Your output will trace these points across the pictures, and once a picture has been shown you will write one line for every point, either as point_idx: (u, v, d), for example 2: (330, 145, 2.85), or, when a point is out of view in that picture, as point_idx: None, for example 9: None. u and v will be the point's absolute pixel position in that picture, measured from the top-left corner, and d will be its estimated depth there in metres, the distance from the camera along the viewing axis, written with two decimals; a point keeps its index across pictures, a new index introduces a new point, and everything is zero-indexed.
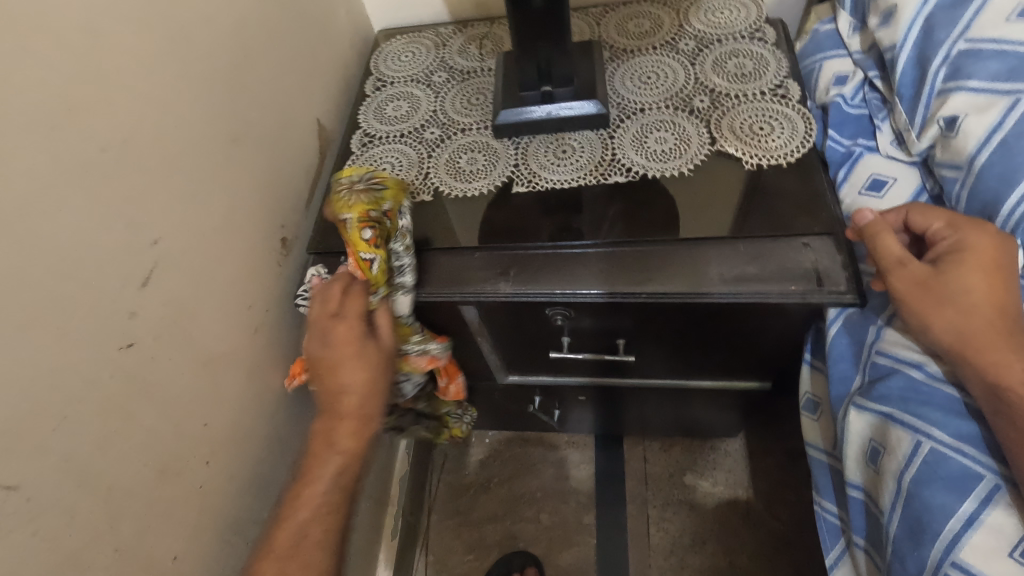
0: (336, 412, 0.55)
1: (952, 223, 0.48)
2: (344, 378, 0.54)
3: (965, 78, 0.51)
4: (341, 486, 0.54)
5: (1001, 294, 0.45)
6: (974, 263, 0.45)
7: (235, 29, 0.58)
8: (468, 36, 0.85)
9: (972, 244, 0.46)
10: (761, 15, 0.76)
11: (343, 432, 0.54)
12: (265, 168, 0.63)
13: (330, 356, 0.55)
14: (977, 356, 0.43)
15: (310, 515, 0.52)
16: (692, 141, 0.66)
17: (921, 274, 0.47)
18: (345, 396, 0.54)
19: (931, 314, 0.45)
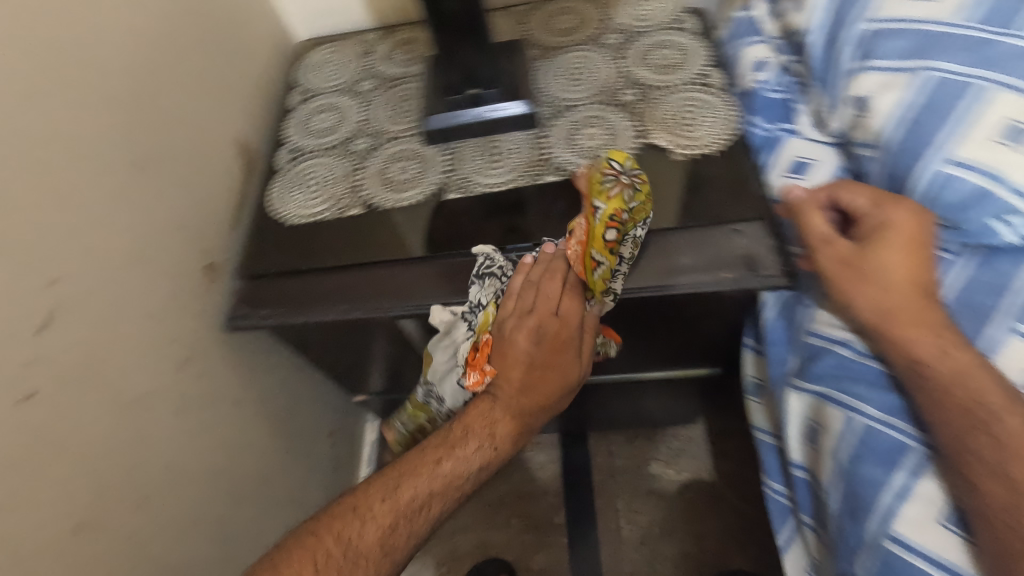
0: (508, 408, 0.54)
1: (876, 199, 0.48)
2: (520, 380, 0.53)
3: (872, 58, 0.52)
4: (446, 476, 0.52)
5: (920, 269, 0.45)
6: (896, 240, 0.46)
7: (134, 50, 0.56)
8: (393, 41, 0.83)
9: (895, 221, 0.46)
10: (681, 5, 0.77)
11: (471, 448, 0.53)
12: (179, 193, 0.60)
13: (520, 356, 0.53)
14: (897, 330, 0.44)
15: (439, 488, 0.52)
16: (621, 135, 0.66)
17: (847, 251, 0.47)
18: (529, 397, 0.54)
19: (854, 291, 0.46)
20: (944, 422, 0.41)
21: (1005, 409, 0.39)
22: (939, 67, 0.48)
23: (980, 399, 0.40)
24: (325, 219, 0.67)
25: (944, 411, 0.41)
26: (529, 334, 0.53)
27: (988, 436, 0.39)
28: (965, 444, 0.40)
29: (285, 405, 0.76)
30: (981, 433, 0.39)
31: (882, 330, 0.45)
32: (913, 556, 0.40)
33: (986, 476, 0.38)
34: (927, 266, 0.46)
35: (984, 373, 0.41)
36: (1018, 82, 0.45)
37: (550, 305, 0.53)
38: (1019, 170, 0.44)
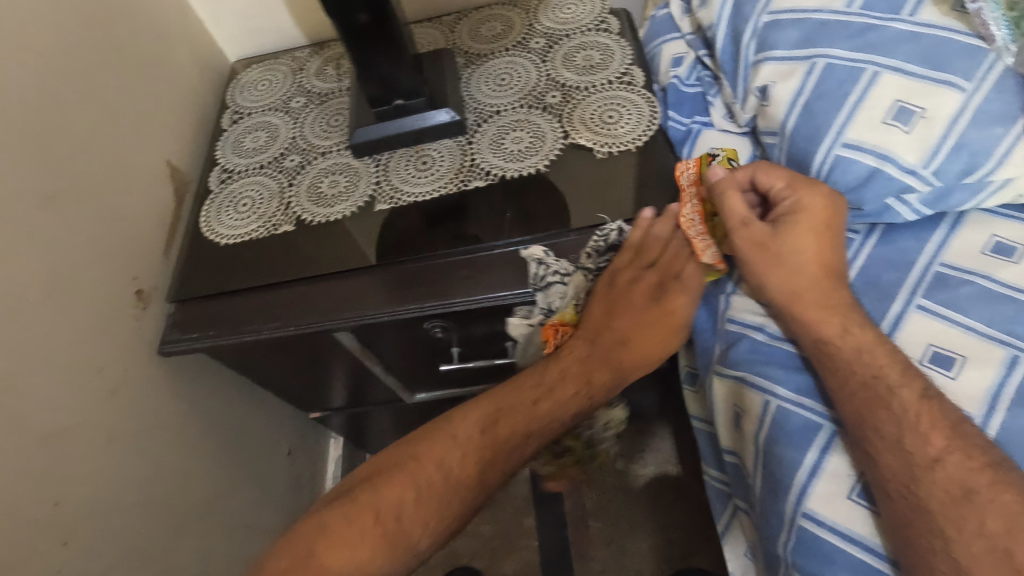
0: (604, 357, 0.55)
1: (791, 183, 0.48)
2: (630, 335, 0.55)
3: (770, 48, 0.53)
4: (545, 415, 0.52)
5: (828, 253, 0.47)
6: (807, 225, 0.46)
7: (42, 80, 0.55)
8: (324, 57, 0.83)
9: (808, 206, 0.46)
10: (605, 6, 0.78)
11: (564, 388, 0.53)
12: (102, 222, 0.59)
13: (640, 315, 0.55)
14: (804, 312, 0.46)
15: (533, 427, 0.51)
16: (547, 137, 0.66)
17: (762, 233, 0.47)
18: (623, 347, 0.55)
19: (767, 274, 0.47)
20: (844, 399, 0.42)
21: (898, 384, 0.41)
22: (829, 53, 0.50)
23: (879, 373, 0.42)
24: (257, 238, 0.67)
25: (846, 389, 0.43)
26: (647, 287, 0.55)
27: (886, 410, 0.41)
28: (865, 420, 0.41)
29: (233, 427, 0.75)
30: (879, 408, 0.41)
31: (789, 313, 0.46)
32: (827, 531, 0.42)
33: (885, 449, 0.40)
34: (837, 247, 0.47)
35: (882, 349, 0.43)
36: (900, 65, 0.47)
37: (663, 269, 0.56)
38: (905, 148, 0.47)
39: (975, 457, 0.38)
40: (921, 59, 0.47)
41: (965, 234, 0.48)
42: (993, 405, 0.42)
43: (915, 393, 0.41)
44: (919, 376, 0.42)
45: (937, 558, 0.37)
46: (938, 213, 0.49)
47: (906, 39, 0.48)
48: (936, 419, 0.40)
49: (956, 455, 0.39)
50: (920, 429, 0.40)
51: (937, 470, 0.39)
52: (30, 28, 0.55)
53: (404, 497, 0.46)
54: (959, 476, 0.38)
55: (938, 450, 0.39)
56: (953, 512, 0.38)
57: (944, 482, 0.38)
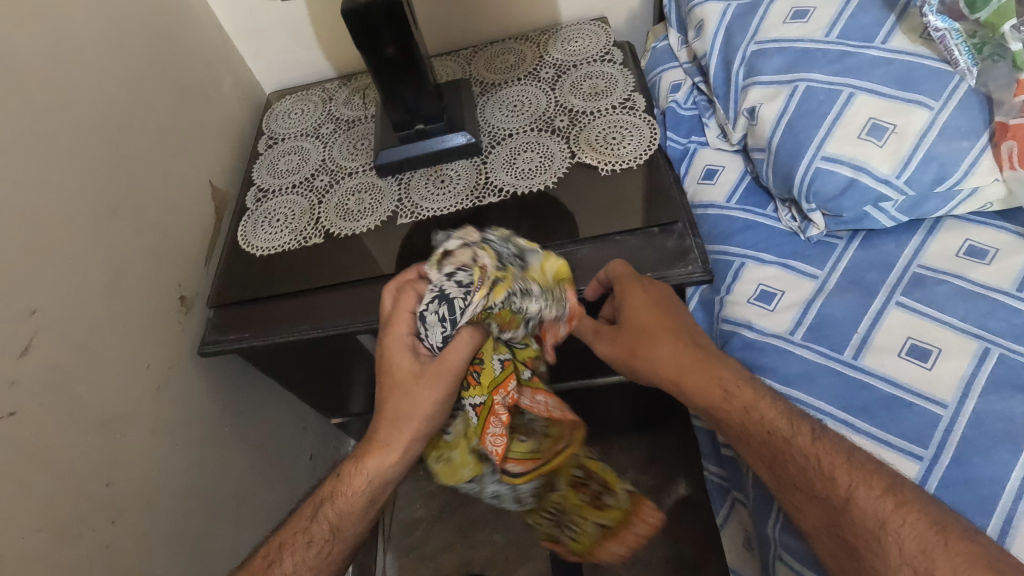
0: (384, 447, 0.52)
1: (621, 275, 0.54)
2: (400, 413, 0.52)
3: (757, 74, 0.58)
4: (360, 492, 0.53)
5: (676, 332, 0.52)
6: (630, 313, 0.52)
7: (108, 107, 0.62)
8: (352, 88, 0.90)
9: (644, 308, 0.51)
10: (609, 39, 0.84)
11: (370, 469, 0.53)
12: (152, 231, 0.65)
13: (403, 378, 0.52)
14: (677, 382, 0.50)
15: (318, 535, 0.53)
16: (555, 157, 0.72)
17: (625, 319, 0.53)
18: (403, 437, 0.52)
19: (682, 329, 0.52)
20: (753, 454, 0.47)
21: (792, 433, 0.45)
22: (810, 78, 0.55)
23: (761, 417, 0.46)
24: (289, 250, 0.73)
25: (752, 443, 0.47)
26: (407, 349, 0.52)
27: (790, 461, 0.45)
28: (783, 474, 0.45)
29: (260, 428, 0.80)
30: (786, 458, 0.45)
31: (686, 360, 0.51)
32: None
33: (805, 497, 0.44)
34: (670, 325, 0.52)
35: (768, 404, 0.47)
36: (873, 86, 0.52)
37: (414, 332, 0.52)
38: (879, 160, 0.51)
39: (877, 484, 0.42)
40: (893, 82, 0.52)
41: (940, 238, 0.52)
42: (965, 392, 0.45)
43: (808, 436, 0.45)
44: (806, 419, 0.46)
45: None
46: (915, 219, 0.53)
47: (878, 64, 0.53)
48: (837, 457, 0.44)
49: (864, 490, 0.42)
50: (824, 471, 0.43)
51: (851, 507, 0.42)
52: (101, 62, 0.62)
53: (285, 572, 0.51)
54: (871, 510, 0.41)
55: (847, 490, 0.42)
56: (877, 545, 0.40)
57: (863, 516, 0.41)
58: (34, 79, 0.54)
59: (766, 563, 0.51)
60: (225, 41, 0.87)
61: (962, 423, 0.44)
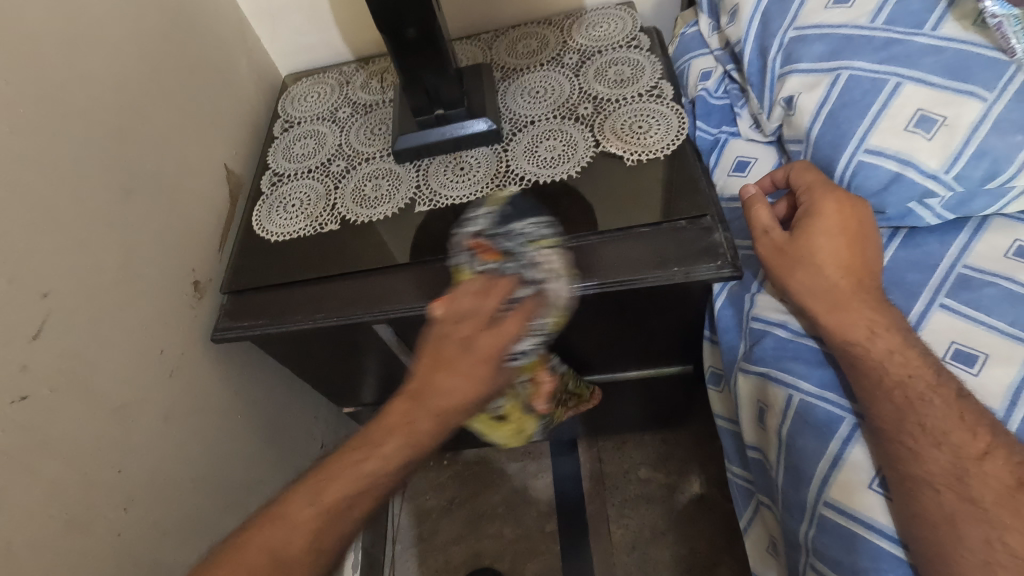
0: (428, 413, 0.48)
1: (812, 184, 0.50)
2: (451, 382, 0.48)
3: (796, 62, 0.56)
4: (364, 477, 0.46)
5: (850, 255, 0.47)
6: (823, 226, 0.47)
7: (123, 85, 0.60)
8: (369, 71, 0.88)
9: (821, 210, 0.48)
10: (636, 25, 0.82)
11: (421, 426, 0.47)
12: (164, 214, 0.64)
13: (483, 351, 0.49)
14: (829, 313, 0.46)
15: (277, 532, 0.45)
16: (579, 145, 0.70)
17: (781, 240, 0.49)
18: (447, 398, 0.48)
19: (788, 274, 0.48)
20: (881, 399, 0.43)
21: (934, 384, 0.42)
22: (854, 66, 0.52)
23: (893, 369, 0.43)
24: (304, 236, 0.71)
25: (879, 387, 0.43)
26: (473, 298, 0.52)
27: (926, 408, 0.41)
28: (907, 421, 0.41)
29: (271, 416, 0.79)
30: (919, 404, 0.42)
31: (822, 307, 0.47)
32: (847, 519, 0.43)
33: (930, 447, 0.41)
34: (869, 245, 0.48)
35: (914, 351, 0.43)
36: (922, 76, 0.49)
37: (480, 317, 0.51)
38: (927, 154, 0.49)
39: (1015, 452, 0.39)
40: (944, 71, 0.49)
41: (988, 238, 0.49)
42: (1014, 400, 0.43)
43: (951, 393, 0.41)
44: (949, 376, 0.43)
45: (996, 549, 0.38)
46: (962, 217, 0.51)
47: (929, 52, 0.50)
48: (975, 419, 0.41)
49: (999, 454, 0.39)
50: (967, 424, 0.40)
51: (986, 463, 0.39)
52: (114, 39, 0.60)
53: (263, 560, 0.44)
54: (1010, 468, 0.39)
55: (986, 446, 0.40)
56: (1007, 503, 0.38)
57: (997, 476, 0.39)
58: (45, 50, 0.52)
59: (795, 570, 0.49)
60: (240, 20, 0.85)
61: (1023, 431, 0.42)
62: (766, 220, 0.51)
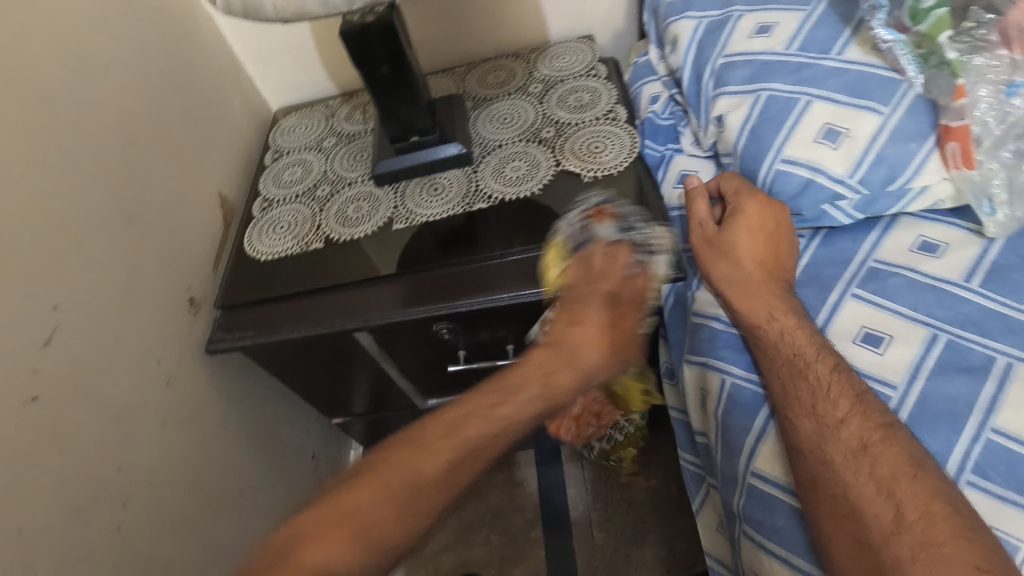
0: (570, 359, 0.54)
1: (738, 189, 0.56)
2: (593, 314, 0.56)
3: (725, 84, 0.63)
4: (502, 420, 0.50)
5: (765, 250, 0.53)
6: (744, 224, 0.53)
7: (126, 123, 0.67)
8: (353, 104, 0.96)
9: (743, 208, 0.54)
10: (594, 56, 0.90)
11: (559, 379, 0.53)
12: (163, 237, 0.70)
13: (590, 303, 0.56)
14: (735, 298, 0.52)
15: (389, 485, 0.47)
16: (541, 165, 0.77)
17: (709, 232, 0.55)
18: (593, 342, 0.54)
19: (706, 264, 0.54)
20: (771, 374, 0.49)
21: (814, 360, 0.48)
22: (772, 87, 0.59)
23: (783, 348, 0.49)
24: (292, 255, 0.77)
25: (774, 366, 0.49)
26: (597, 264, 0.59)
27: (804, 381, 0.47)
28: (790, 391, 0.47)
29: (263, 426, 0.84)
30: (798, 379, 0.47)
31: (728, 295, 0.53)
32: (770, 485, 0.48)
33: (802, 416, 0.46)
34: (782, 242, 0.54)
35: (803, 332, 0.49)
36: (828, 94, 0.56)
37: (610, 283, 0.58)
38: (833, 162, 0.55)
39: (873, 418, 0.44)
40: (847, 89, 0.56)
41: (894, 236, 0.55)
42: (913, 374, 0.48)
43: (826, 367, 0.47)
44: (832, 354, 0.48)
45: (837, 501, 0.43)
46: (871, 217, 0.57)
47: (834, 73, 0.57)
48: (842, 390, 0.46)
49: (856, 420, 0.45)
50: (831, 395, 0.46)
51: (842, 428, 0.45)
52: (119, 82, 0.67)
53: (373, 498, 0.46)
54: (858, 433, 0.44)
55: (844, 413, 0.45)
56: (852, 463, 0.43)
57: (846, 440, 0.44)
58: (57, 94, 0.59)
59: (734, 542, 0.53)
60: (234, 62, 0.93)
61: (906, 408, 0.47)
62: (697, 216, 0.56)
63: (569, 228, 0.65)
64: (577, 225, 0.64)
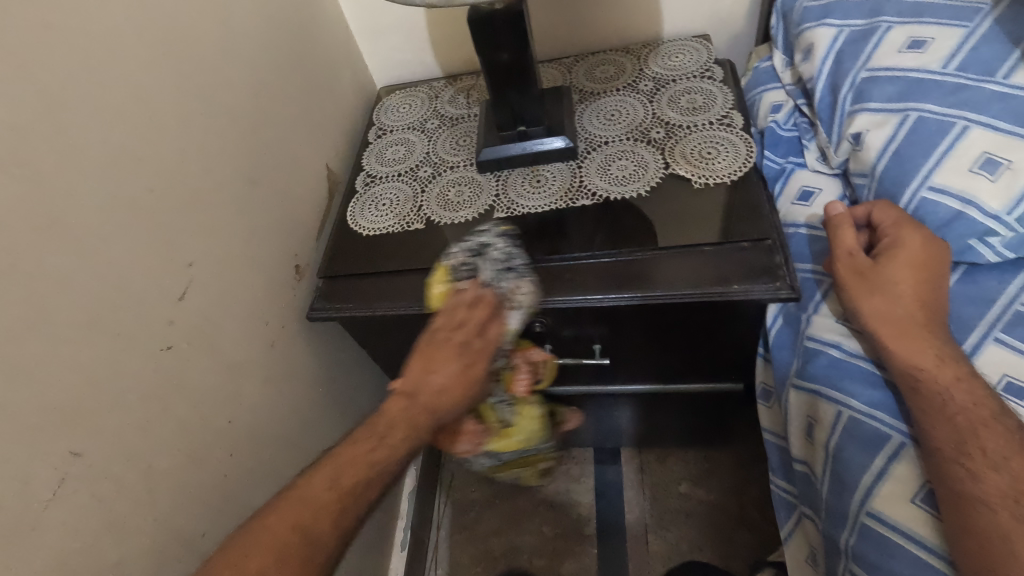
0: (424, 408, 0.57)
1: (897, 222, 0.53)
2: (444, 365, 0.58)
3: (866, 101, 0.60)
4: (371, 465, 0.52)
5: (926, 290, 0.51)
6: (905, 259, 0.51)
7: (256, 91, 0.70)
8: (457, 88, 0.97)
9: (904, 243, 0.52)
10: (710, 57, 0.87)
11: (399, 425, 0.55)
12: (277, 204, 0.73)
13: (457, 348, 0.60)
14: (894, 338, 0.50)
15: (271, 543, 0.46)
16: (650, 166, 0.75)
17: (862, 264, 0.53)
18: (437, 391, 0.58)
19: (862, 299, 0.52)
20: (939, 420, 0.46)
21: (995, 414, 0.45)
22: (922, 108, 0.56)
23: (954, 397, 0.46)
24: (392, 233, 0.79)
25: (940, 412, 0.46)
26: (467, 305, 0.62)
27: (986, 433, 0.44)
28: (968, 439, 0.44)
29: (345, 394, 0.87)
30: (980, 430, 0.44)
31: (888, 334, 0.50)
32: (889, 529, 0.47)
33: (987, 470, 0.43)
34: (940, 283, 0.51)
35: (976, 384, 0.46)
36: (989, 121, 0.52)
37: (477, 323, 0.61)
38: (989, 196, 0.52)
39: None
40: (1013, 118, 0.52)
41: None
42: None
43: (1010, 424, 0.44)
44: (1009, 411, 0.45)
45: None
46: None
47: (999, 98, 0.53)
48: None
49: None
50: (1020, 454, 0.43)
51: None
52: (253, 51, 0.70)
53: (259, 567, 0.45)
54: None
55: None
56: None
57: None
58: (204, 58, 0.61)
59: None
60: (348, 38, 0.95)
61: None
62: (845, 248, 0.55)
63: (455, 257, 0.67)
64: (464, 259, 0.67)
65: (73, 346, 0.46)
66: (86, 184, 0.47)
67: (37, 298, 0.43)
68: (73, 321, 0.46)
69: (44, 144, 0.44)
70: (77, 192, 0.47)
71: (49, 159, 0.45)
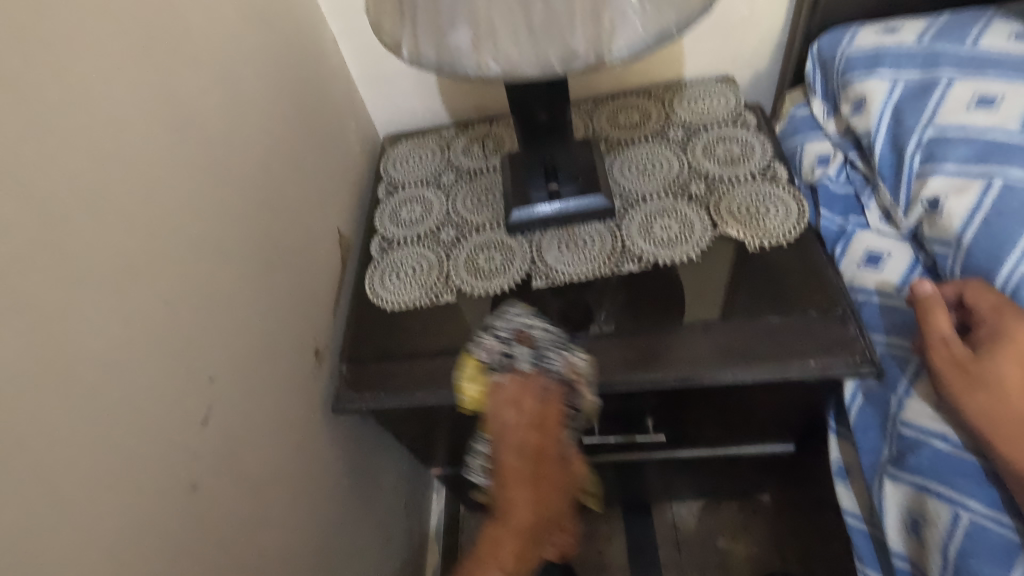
0: (515, 532, 0.59)
1: (997, 307, 0.50)
2: (516, 497, 0.59)
3: (939, 162, 0.57)
4: None
5: None
6: (1010, 353, 0.48)
7: (267, 163, 0.62)
8: (469, 136, 0.91)
9: (1011, 334, 0.48)
10: (740, 101, 0.83)
11: (508, 550, 0.59)
12: (294, 286, 0.65)
13: (517, 475, 0.59)
14: (1006, 441, 0.47)
15: None
16: (696, 227, 0.70)
17: (963, 355, 0.50)
18: (521, 511, 0.59)
19: (966, 396, 0.49)
20: None
21: None
22: (1007, 173, 0.54)
23: None
24: (420, 306, 0.72)
25: None
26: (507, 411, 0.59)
27: None
28: None
29: (366, 479, 0.79)
30: None
31: (998, 433, 0.47)
32: None
33: None
34: None
35: None
36: None
37: (534, 411, 0.59)
38: None
39: None
40: None
41: None
42: None
43: None
44: None
45: None
46: None
47: None
48: None
49: None
50: None
51: None
52: (261, 118, 0.62)
53: None
54: None
55: None
56: None
57: None
58: (214, 137, 0.54)
59: None
60: (350, 86, 0.88)
61: None
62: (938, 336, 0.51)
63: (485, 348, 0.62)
64: (497, 349, 0.62)
65: (90, 519, 0.37)
66: (94, 314, 0.39)
67: (48, 471, 0.35)
68: (88, 487, 0.38)
69: (44, 275, 0.36)
70: (84, 327, 0.38)
71: (52, 293, 0.36)
